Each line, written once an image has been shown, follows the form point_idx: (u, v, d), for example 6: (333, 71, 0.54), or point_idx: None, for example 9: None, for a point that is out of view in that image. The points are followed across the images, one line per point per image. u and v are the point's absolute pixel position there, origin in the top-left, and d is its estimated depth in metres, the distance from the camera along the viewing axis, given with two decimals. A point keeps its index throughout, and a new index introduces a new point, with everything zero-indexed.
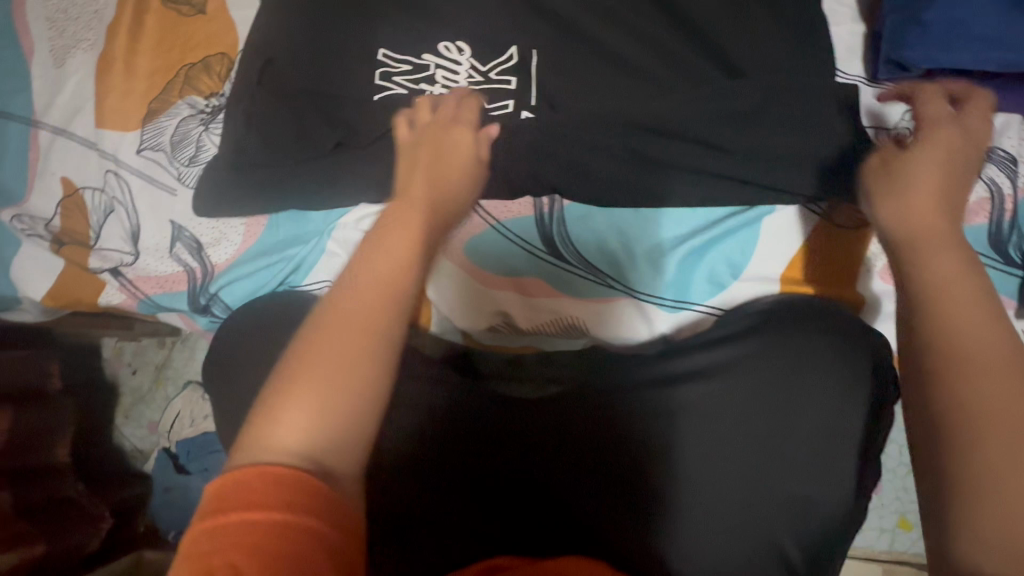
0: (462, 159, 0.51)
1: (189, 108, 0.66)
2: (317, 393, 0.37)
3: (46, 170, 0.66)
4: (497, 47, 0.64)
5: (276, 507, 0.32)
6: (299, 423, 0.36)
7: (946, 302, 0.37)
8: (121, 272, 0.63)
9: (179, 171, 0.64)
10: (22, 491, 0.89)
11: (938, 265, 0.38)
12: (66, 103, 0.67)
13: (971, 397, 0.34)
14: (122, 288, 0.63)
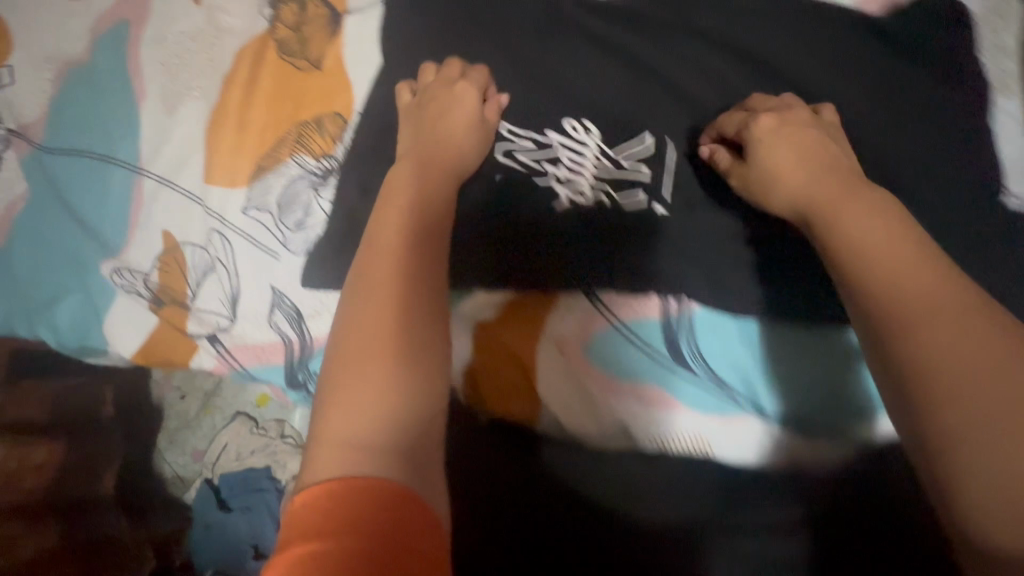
0: (464, 116, 0.58)
1: (299, 168, 0.63)
2: (360, 396, 0.39)
3: (148, 220, 0.63)
4: (630, 131, 0.60)
5: (342, 518, 0.34)
6: (345, 426, 0.38)
7: (883, 261, 0.40)
8: (218, 339, 0.60)
9: (284, 236, 0.62)
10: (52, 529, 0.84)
11: (862, 228, 0.42)
12: (173, 152, 0.65)
13: (926, 341, 0.36)
14: (218, 353, 0.61)
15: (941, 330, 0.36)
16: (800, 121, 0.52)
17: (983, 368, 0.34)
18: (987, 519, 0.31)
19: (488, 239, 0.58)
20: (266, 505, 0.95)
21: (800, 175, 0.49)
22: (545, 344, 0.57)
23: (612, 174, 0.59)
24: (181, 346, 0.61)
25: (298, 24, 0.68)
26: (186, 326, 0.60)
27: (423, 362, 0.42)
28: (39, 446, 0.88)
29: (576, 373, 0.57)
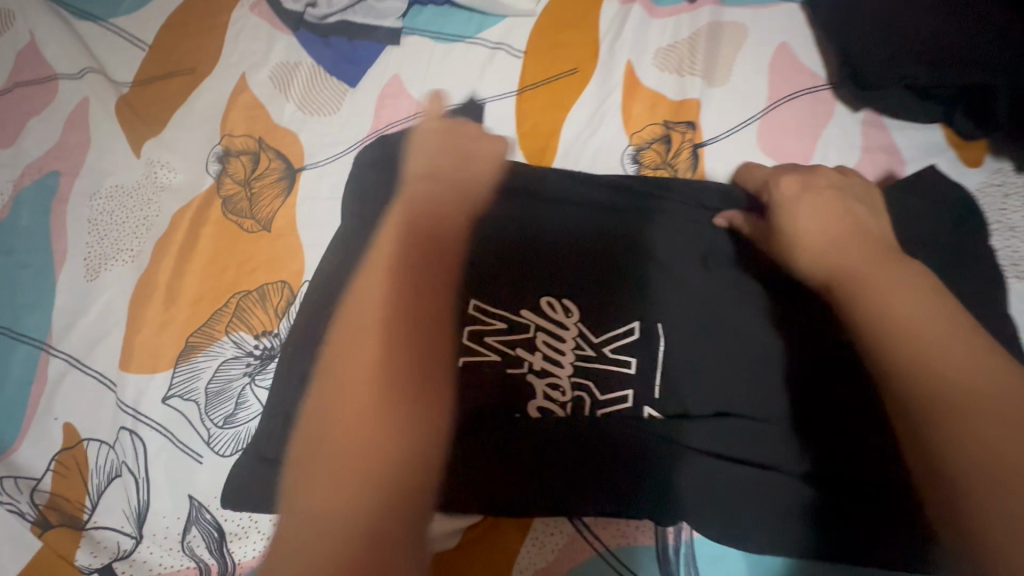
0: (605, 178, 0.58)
1: (233, 348, 0.55)
2: (341, 473, 0.36)
3: (47, 411, 0.54)
4: (614, 314, 0.52)
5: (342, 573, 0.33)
6: (347, 433, 0.38)
7: (894, 307, 0.41)
8: (116, 568, 0.49)
9: (209, 432, 0.52)
10: None
11: (889, 279, 0.42)
12: (88, 326, 0.56)
13: (976, 430, 0.36)
14: None
15: (994, 408, 0.36)
16: (844, 216, 0.48)
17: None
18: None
19: (466, 403, 0.49)
20: None
21: (913, 295, 0.41)
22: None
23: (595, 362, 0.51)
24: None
25: (247, 179, 0.62)
26: (76, 552, 0.49)
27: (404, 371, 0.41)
28: None
29: None
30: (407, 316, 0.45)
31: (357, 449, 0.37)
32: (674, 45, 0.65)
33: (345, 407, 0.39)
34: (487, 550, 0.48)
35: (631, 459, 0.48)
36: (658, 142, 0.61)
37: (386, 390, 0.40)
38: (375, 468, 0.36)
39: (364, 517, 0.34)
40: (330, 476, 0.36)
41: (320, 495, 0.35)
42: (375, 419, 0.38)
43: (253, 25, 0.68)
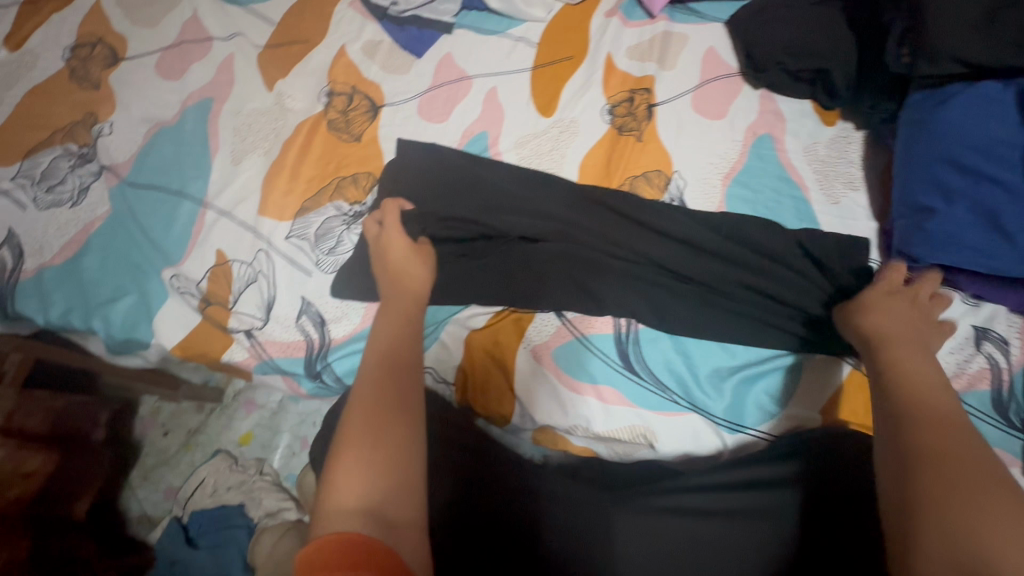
0: (637, 150, 0.85)
1: (334, 210, 0.80)
2: (369, 458, 0.48)
3: (204, 241, 0.78)
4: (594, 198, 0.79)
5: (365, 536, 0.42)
6: (365, 446, 0.49)
7: (913, 382, 0.55)
8: (253, 334, 0.73)
9: (318, 258, 0.77)
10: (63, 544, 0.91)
11: (906, 365, 0.57)
12: (235, 191, 0.82)
13: (925, 443, 0.49)
14: (248, 347, 0.73)
15: (941, 439, 0.49)
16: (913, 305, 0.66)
17: (970, 480, 0.45)
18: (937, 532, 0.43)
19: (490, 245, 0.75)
20: (236, 541, 1.09)
21: (933, 402, 0.52)
22: (523, 350, 0.71)
23: (574, 226, 0.75)
24: (217, 340, 0.73)
25: (345, 110, 0.89)
26: (226, 323, 0.73)
27: (397, 394, 0.54)
28: (37, 454, 0.89)
29: (548, 374, 0.70)
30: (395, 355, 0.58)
31: (368, 446, 0.49)
32: (638, 44, 0.95)
33: (354, 422, 0.51)
34: (504, 331, 0.72)
35: (603, 281, 0.73)
36: (624, 102, 0.90)
37: (388, 409, 0.52)
38: (394, 455, 0.49)
39: (386, 485, 0.47)
40: (348, 462, 0.48)
41: (354, 474, 0.47)
42: (375, 430, 0.50)
43: (350, 14, 0.98)
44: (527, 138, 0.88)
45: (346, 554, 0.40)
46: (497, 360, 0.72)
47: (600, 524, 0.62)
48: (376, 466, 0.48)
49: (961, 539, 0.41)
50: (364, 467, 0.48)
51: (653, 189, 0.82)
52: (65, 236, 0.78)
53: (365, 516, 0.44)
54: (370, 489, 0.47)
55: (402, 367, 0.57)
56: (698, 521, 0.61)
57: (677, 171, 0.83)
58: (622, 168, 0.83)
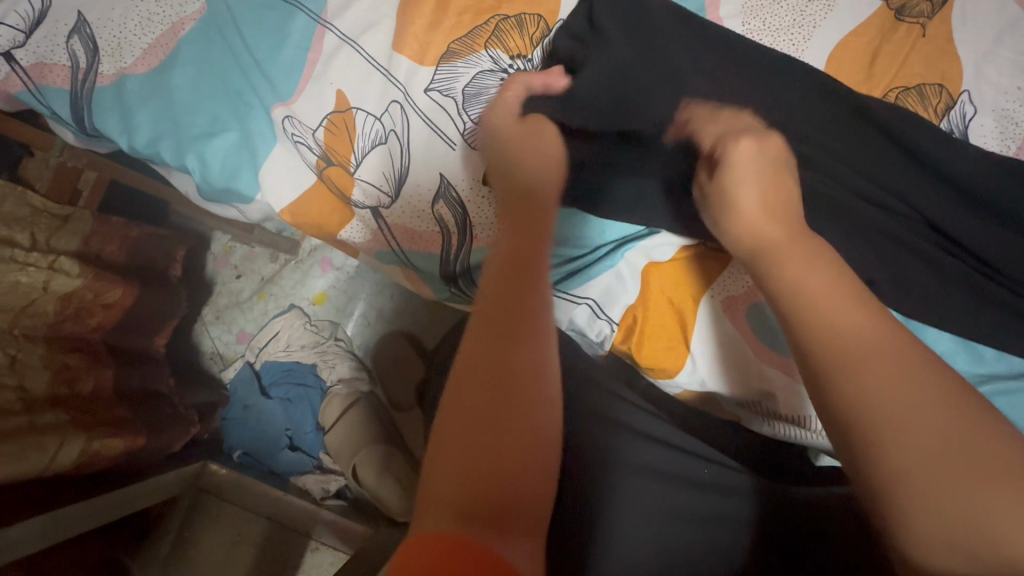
0: (919, 51, 0.60)
1: (490, 62, 0.60)
2: (478, 441, 0.36)
3: (322, 76, 0.60)
4: (851, 111, 0.57)
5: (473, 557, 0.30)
6: (469, 417, 0.36)
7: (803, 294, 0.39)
8: (380, 214, 0.61)
9: (465, 126, 0.59)
10: (150, 380, 0.88)
11: (786, 267, 0.41)
12: (362, 11, 0.61)
13: (868, 375, 0.34)
14: (376, 230, 0.62)
15: (895, 381, 0.34)
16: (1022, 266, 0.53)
17: (939, 439, 0.32)
18: (916, 519, 0.31)
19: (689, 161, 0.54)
20: (308, 399, 1.07)
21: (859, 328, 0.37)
22: (712, 301, 0.56)
23: (810, 151, 0.55)
24: (336, 212, 0.62)
25: None
26: (350, 194, 0.60)
27: (519, 350, 0.39)
28: (116, 286, 0.80)
29: (739, 338, 0.56)
30: (516, 290, 0.41)
31: (475, 429, 0.36)
32: None
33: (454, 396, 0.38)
34: (690, 272, 0.56)
35: (847, 234, 0.53)
36: None
37: (497, 382, 0.38)
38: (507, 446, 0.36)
39: (499, 478, 0.35)
40: (453, 442, 0.36)
41: (453, 463, 0.35)
42: (493, 401, 0.37)
43: None
44: (762, 3, 0.62)
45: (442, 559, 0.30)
46: (679, 308, 0.57)
47: (590, 456, 0.61)
48: (483, 460, 0.35)
49: (951, 535, 0.30)
50: (474, 454, 0.35)
51: (926, 113, 0.59)
52: (149, 37, 0.61)
53: (465, 512, 0.33)
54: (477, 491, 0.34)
55: (520, 321, 0.40)
56: (694, 494, 0.59)
57: (966, 90, 0.59)
58: (889, 73, 0.60)
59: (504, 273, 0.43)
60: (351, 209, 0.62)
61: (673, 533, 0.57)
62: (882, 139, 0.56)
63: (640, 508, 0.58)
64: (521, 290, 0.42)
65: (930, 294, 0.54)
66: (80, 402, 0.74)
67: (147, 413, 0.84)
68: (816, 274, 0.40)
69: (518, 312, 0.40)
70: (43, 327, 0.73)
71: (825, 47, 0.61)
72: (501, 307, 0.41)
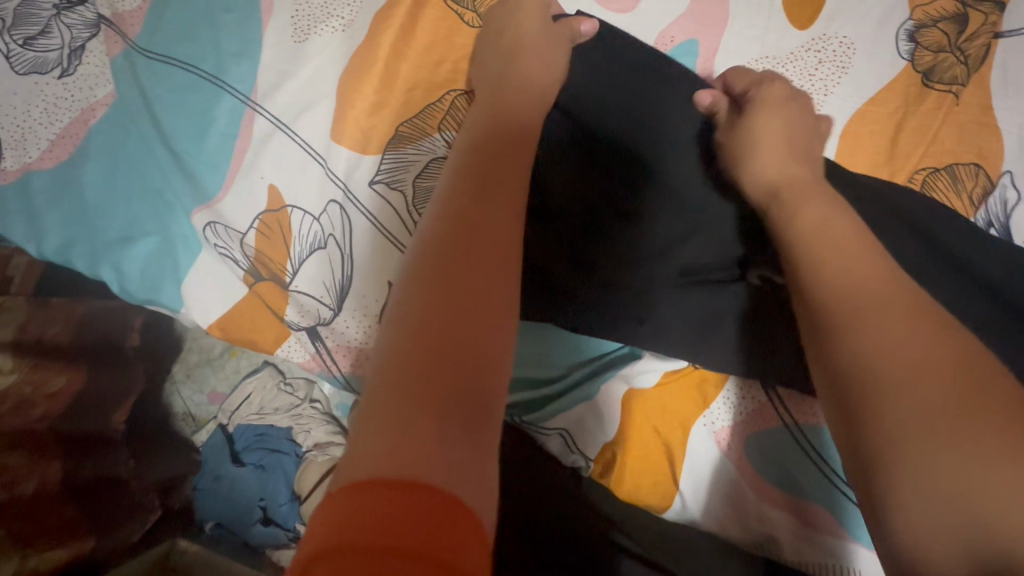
0: (952, 123, 0.51)
1: (446, 148, 0.51)
2: (438, 324, 0.30)
3: (252, 170, 0.52)
4: (868, 204, 0.48)
5: (407, 519, 0.23)
6: (426, 302, 0.31)
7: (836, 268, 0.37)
8: (320, 335, 0.53)
9: (417, 225, 0.50)
10: (110, 465, 0.81)
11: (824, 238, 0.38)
12: (297, 91, 0.52)
13: (905, 368, 0.32)
14: (315, 352, 0.54)
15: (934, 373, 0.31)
16: None
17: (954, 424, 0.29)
18: (909, 493, 0.29)
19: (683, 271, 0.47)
20: (281, 467, 1.00)
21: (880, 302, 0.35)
22: (701, 431, 0.48)
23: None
24: (270, 326, 0.53)
25: None
26: (284, 312, 0.52)
27: (488, 242, 0.34)
28: (61, 372, 0.75)
29: (735, 475, 0.48)
30: (496, 186, 0.38)
31: (442, 307, 0.31)
32: None
33: (402, 308, 0.31)
34: (674, 399, 0.48)
35: None
36: (948, 22, 0.51)
37: (456, 295, 0.31)
38: (466, 361, 0.29)
39: (462, 366, 0.29)
40: (408, 325, 0.30)
41: (405, 347, 0.29)
42: (461, 286, 0.32)
43: None
44: (763, 67, 0.53)
45: (388, 514, 0.23)
46: (665, 442, 0.49)
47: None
48: (435, 376, 0.28)
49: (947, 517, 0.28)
50: (434, 338, 0.30)
51: (958, 200, 0.50)
52: (56, 126, 0.53)
53: (424, 407, 0.27)
54: (434, 411, 0.27)
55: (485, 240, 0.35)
56: None
57: (1007, 171, 0.50)
58: (915, 151, 0.50)
59: (474, 193, 0.37)
60: (288, 327, 0.53)
61: None
62: (906, 237, 0.47)
63: None
64: (495, 185, 0.38)
65: None
66: (22, 505, 0.68)
67: (99, 510, 0.77)
68: (863, 266, 0.37)
69: (485, 232, 0.35)
70: None
71: (841, 118, 0.52)
72: (472, 194, 0.37)
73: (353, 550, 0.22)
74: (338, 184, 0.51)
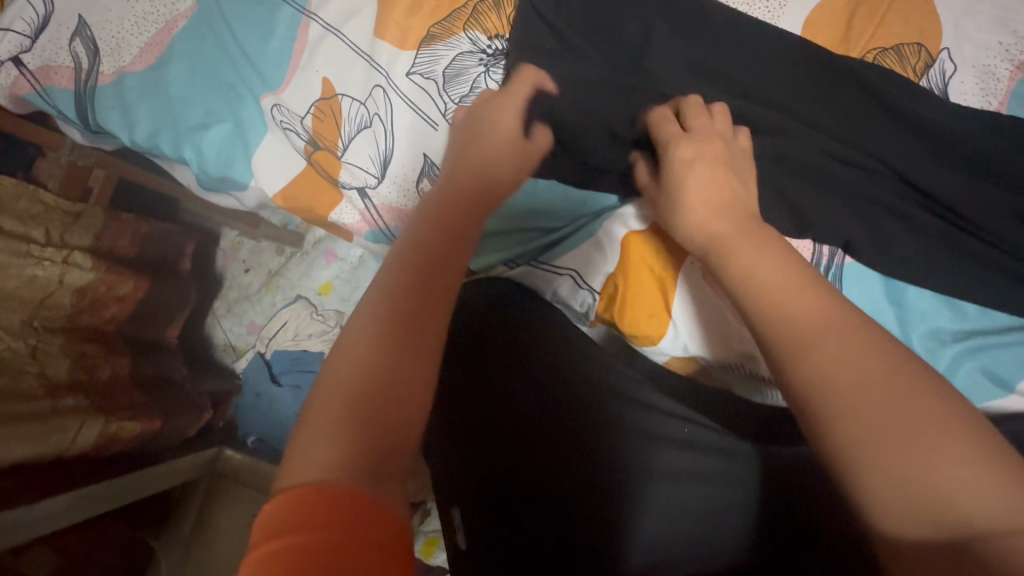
0: (899, 11, 0.59)
1: (469, 44, 0.61)
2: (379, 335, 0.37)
3: (308, 65, 0.62)
4: (823, 77, 0.57)
5: (321, 525, 0.27)
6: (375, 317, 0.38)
7: (761, 260, 0.39)
8: (367, 195, 0.63)
9: (446, 106, 0.61)
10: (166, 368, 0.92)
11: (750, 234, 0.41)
12: (344, 0, 0.62)
13: (834, 352, 0.34)
14: (363, 210, 0.65)
15: (856, 366, 0.33)
16: (993, 219, 0.54)
17: (895, 419, 0.31)
18: (879, 490, 0.30)
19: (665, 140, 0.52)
20: None
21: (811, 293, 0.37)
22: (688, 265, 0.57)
23: (780, 120, 0.57)
24: (325, 193, 0.65)
25: None
26: (338, 176, 0.62)
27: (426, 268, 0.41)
28: (129, 279, 0.85)
29: (719, 302, 0.56)
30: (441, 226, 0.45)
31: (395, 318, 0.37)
32: None
33: (343, 344, 0.37)
34: (666, 237, 0.57)
35: (817, 196, 0.54)
36: None
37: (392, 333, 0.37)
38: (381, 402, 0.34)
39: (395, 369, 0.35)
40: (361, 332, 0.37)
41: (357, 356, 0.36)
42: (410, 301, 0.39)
43: None
44: None
45: (308, 512, 0.28)
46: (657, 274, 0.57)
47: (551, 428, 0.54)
48: (355, 403, 0.34)
49: (908, 500, 0.29)
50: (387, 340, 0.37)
51: (904, 73, 0.59)
52: (144, 35, 0.64)
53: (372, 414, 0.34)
54: (343, 440, 0.32)
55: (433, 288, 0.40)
56: (680, 456, 0.53)
57: (945, 48, 0.59)
58: (866, 35, 0.60)
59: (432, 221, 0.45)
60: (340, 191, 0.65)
61: (659, 512, 0.51)
62: (856, 102, 0.57)
63: (605, 489, 0.51)
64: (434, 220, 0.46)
65: (903, 249, 0.54)
66: (98, 388, 0.79)
67: (162, 400, 0.88)
68: (773, 261, 0.39)
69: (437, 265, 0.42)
70: (62, 318, 0.78)
71: (805, 12, 0.61)
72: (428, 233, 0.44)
73: (282, 551, 0.27)
74: (378, 75, 0.61)
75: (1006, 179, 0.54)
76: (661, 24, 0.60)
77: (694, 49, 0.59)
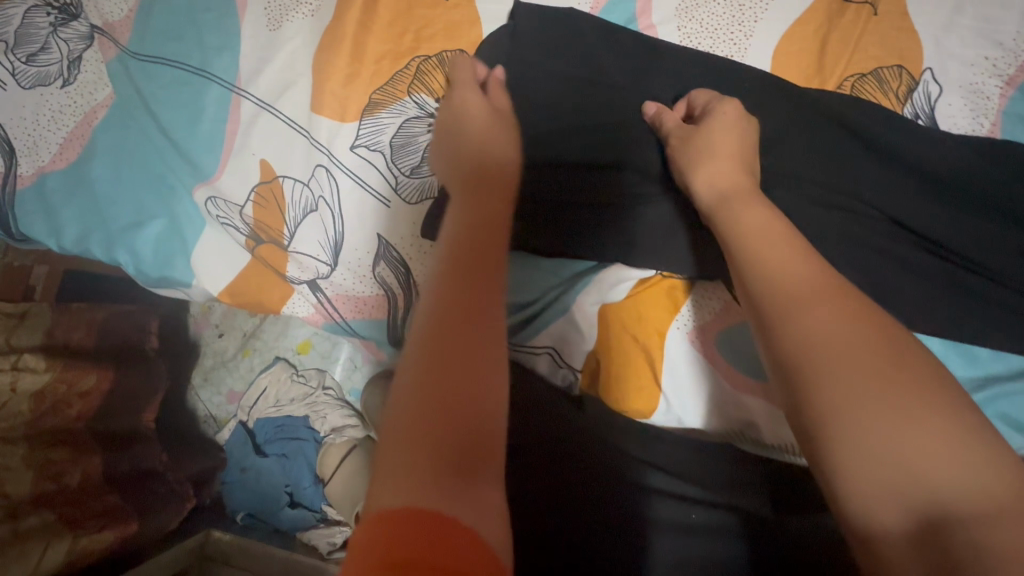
0: (877, 31, 0.55)
1: (416, 109, 0.55)
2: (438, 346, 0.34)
3: (244, 148, 0.57)
4: (804, 112, 0.53)
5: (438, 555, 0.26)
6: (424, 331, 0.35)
7: (803, 247, 0.38)
8: (319, 287, 0.60)
9: (397, 179, 0.55)
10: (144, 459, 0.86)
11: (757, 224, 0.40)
12: (275, 74, 0.57)
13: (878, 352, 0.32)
14: (317, 303, 0.61)
15: (905, 362, 0.32)
16: (997, 255, 0.50)
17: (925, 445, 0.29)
18: (863, 480, 0.30)
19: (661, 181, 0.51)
20: (303, 454, 1.02)
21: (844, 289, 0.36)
22: (672, 333, 0.54)
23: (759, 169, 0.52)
24: (274, 286, 0.61)
25: None
26: (286, 270, 0.59)
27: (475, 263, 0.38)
28: (90, 373, 0.80)
29: (709, 368, 0.53)
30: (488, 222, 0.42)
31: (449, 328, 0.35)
32: None
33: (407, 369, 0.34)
34: (649, 305, 0.53)
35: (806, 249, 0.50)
36: None
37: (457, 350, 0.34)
38: (457, 418, 0.31)
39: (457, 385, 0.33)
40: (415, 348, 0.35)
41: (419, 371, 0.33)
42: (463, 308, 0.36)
43: None
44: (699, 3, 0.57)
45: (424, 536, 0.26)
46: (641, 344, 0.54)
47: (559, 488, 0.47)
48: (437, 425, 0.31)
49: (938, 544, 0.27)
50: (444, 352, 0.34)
51: (886, 99, 0.54)
52: (64, 131, 0.59)
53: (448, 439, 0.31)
54: (428, 469, 0.29)
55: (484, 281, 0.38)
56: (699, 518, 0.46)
57: (928, 69, 0.54)
58: (841, 62, 0.55)
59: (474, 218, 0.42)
60: (291, 283, 0.61)
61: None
62: (841, 137, 0.52)
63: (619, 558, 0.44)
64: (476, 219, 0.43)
65: (905, 296, 0.50)
66: (69, 496, 0.74)
67: (139, 497, 0.83)
68: (807, 260, 0.37)
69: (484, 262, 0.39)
70: (23, 425, 0.73)
71: (775, 40, 0.56)
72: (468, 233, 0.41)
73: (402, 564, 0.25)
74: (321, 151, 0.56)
75: (1008, 209, 0.50)
76: (621, 72, 0.55)
77: (656, 96, 0.54)
